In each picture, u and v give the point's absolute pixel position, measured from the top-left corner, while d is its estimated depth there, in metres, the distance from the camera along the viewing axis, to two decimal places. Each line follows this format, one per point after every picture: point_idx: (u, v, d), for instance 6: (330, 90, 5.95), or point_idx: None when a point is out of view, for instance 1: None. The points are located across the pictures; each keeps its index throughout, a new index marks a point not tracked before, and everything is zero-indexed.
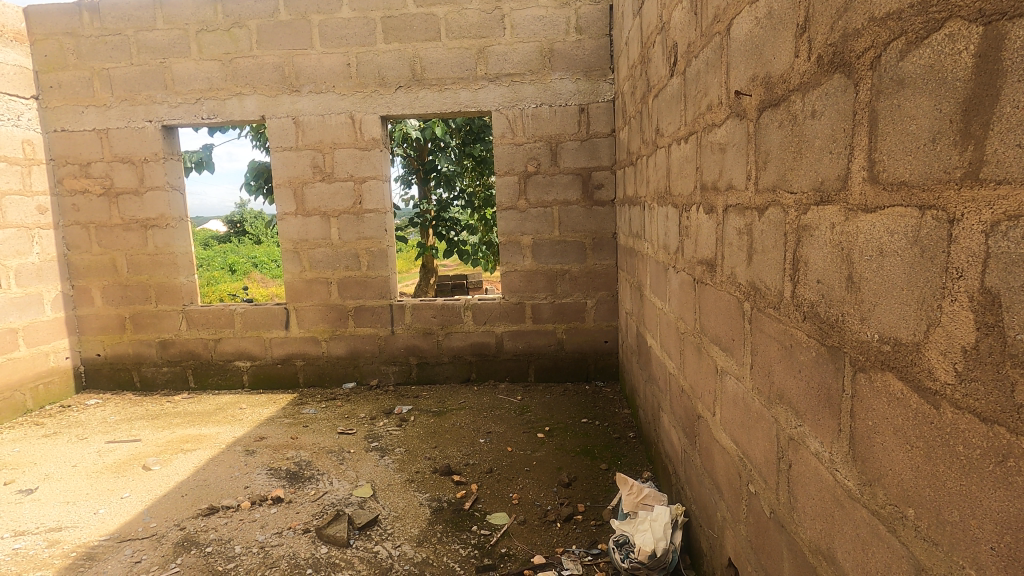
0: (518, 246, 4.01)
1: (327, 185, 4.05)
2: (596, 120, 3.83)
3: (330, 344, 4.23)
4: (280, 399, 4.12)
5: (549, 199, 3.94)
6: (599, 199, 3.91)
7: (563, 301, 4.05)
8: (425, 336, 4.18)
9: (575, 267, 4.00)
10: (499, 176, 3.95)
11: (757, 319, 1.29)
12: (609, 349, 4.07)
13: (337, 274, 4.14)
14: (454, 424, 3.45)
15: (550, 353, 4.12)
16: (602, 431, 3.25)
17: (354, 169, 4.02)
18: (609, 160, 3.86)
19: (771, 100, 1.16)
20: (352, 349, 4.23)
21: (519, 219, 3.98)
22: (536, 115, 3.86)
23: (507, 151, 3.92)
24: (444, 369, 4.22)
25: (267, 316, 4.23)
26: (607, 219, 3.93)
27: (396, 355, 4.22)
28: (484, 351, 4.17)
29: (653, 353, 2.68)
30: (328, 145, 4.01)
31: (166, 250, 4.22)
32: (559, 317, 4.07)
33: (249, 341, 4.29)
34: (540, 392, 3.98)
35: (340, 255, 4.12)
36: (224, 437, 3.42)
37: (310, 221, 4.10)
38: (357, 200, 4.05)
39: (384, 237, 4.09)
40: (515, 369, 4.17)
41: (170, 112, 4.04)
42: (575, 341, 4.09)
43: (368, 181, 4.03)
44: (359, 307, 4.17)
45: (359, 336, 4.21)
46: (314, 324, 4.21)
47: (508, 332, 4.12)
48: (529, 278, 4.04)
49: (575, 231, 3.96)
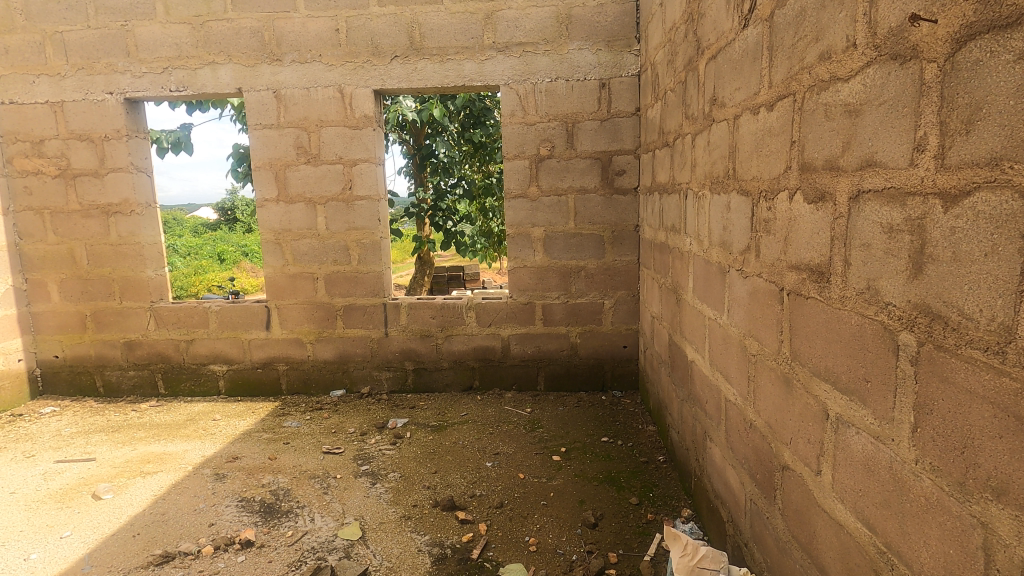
0: (528, 239, 3.57)
1: (313, 168, 3.59)
2: (619, 98, 3.37)
3: (317, 347, 3.79)
4: (260, 408, 3.68)
5: (564, 187, 3.49)
6: (620, 186, 3.47)
7: (577, 301, 3.62)
8: (423, 339, 3.74)
9: (592, 264, 3.57)
10: (508, 160, 3.50)
11: (931, 360, 0.87)
12: (628, 355, 3.66)
13: (324, 269, 3.69)
14: (456, 442, 3.03)
15: (562, 359, 3.70)
16: (627, 453, 2.84)
17: (343, 150, 3.56)
18: (632, 142, 3.41)
19: (998, 20, 0.72)
20: (341, 353, 3.79)
21: (530, 208, 3.54)
22: (551, 91, 3.40)
23: (517, 131, 3.47)
24: (444, 376, 3.78)
25: (246, 315, 3.79)
26: (629, 210, 3.49)
27: (390, 360, 3.78)
28: (489, 356, 3.74)
29: (695, 369, 2.27)
30: (314, 123, 3.54)
31: (131, 240, 3.75)
32: (573, 319, 3.64)
33: (226, 343, 3.83)
34: (552, 403, 3.56)
35: (327, 248, 3.67)
36: (191, 456, 2.97)
37: (294, 209, 3.64)
38: (346, 186, 3.60)
39: (378, 228, 3.64)
40: (523, 376, 3.74)
41: (133, 83, 3.55)
42: (591, 346, 3.67)
43: (359, 165, 3.57)
44: (349, 305, 3.72)
45: (348, 338, 3.77)
46: (299, 324, 3.77)
47: (515, 335, 3.69)
48: (541, 275, 3.60)
49: (593, 223, 3.52)
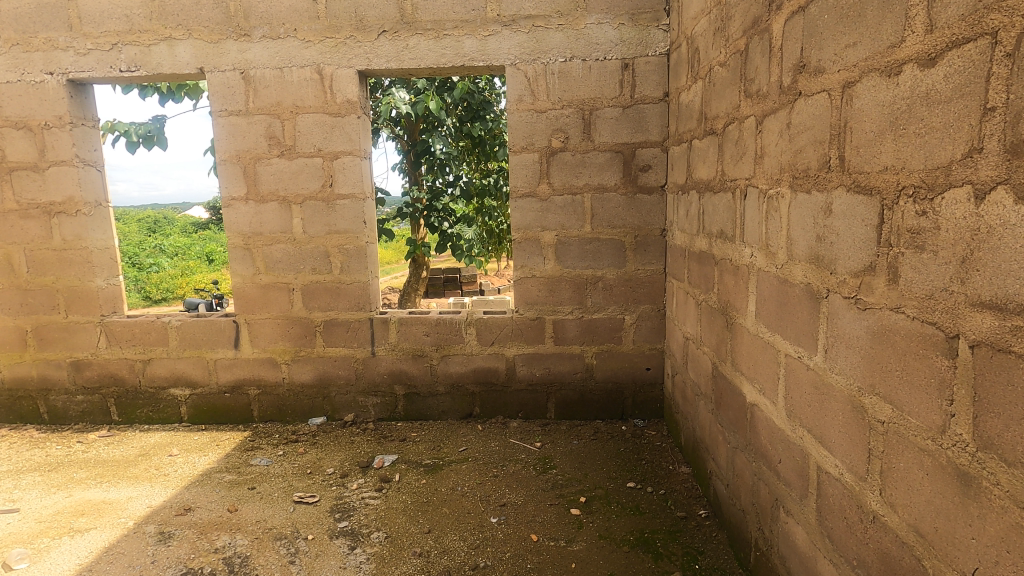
0: (537, 245, 3.08)
1: (287, 162, 3.09)
2: (645, 80, 2.89)
3: (293, 368, 3.30)
4: (226, 439, 3.18)
5: (579, 184, 3.01)
6: (644, 184, 2.99)
7: (593, 317, 3.14)
8: (415, 359, 3.25)
9: (611, 273, 3.09)
10: (515, 153, 3.02)
11: None
12: (651, 379, 3.18)
13: (301, 279, 3.20)
14: (453, 489, 2.55)
15: (576, 383, 3.22)
16: (661, 504, 2.36)
17: (322, 140, 3.06)
18: (659, 133, 2.93)
19: None
20: (321, 375, 3.30)
21: (540, 209, 3.05)
22: (565, 72, 2.92)
23: (526, 120, 2.98)
24: (439, 402, 3.29)
25: (211, 331, 3.29)
26: (654, 212, 3.01)
27: (378, 383, 3.29)
28: (491, 379, 3.25)
29: (757, 415, 1.79)
30: (288, 110, 3.04)
31: (77, 245, 3.24)
32: (589, 337, 3.16)
33: (188, 363, 3.33)
34: (564, 435, 3.08)
35: (304, 255, 3.18)
36: (135, 508, 2.47)
37: (266, 209, 3.14)
38: (326, 183, 3.10)
39: (363, 231, 3.14)
40: (531, 403, 3.26)
41: (76, 62, 3.05)
42: (608, 368, 3.19)
43: (341, 158, 3.07)
44: (329, 321, 3.23)
45: (329, 359, 3.27)
46: (272, 342, 3.27)
47: (522, 355, 3.21)
48: (551, 286, 3.12)
49: (612, 227, 3.04)
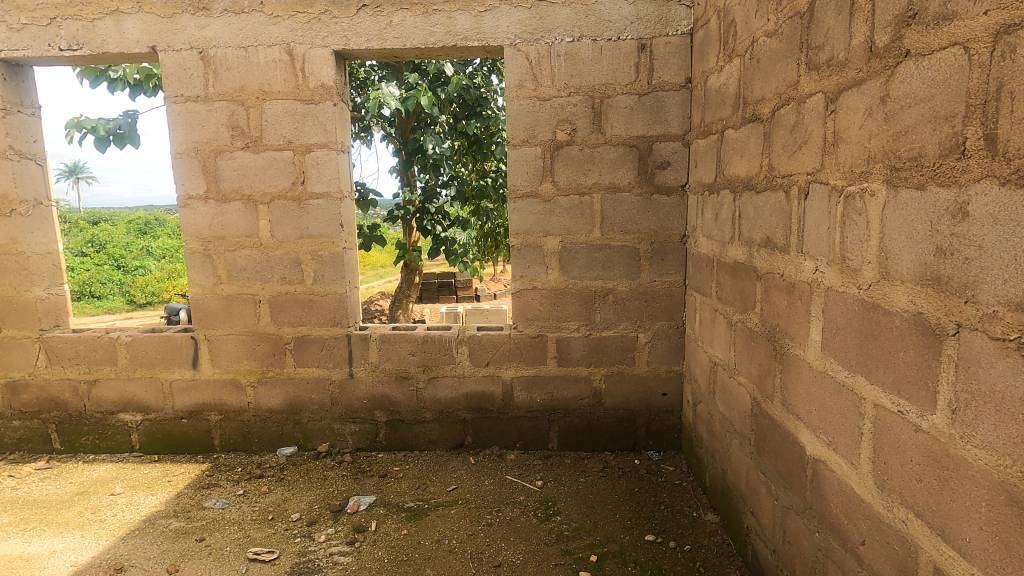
0: (539, 252, 2.70)
1: (252, 155, 2.69)
2: (664, 64, 2.52)
3: (259, 391, 2.89)
4: (180, 474, 2.77)
5: (587, 183, 2.63)
6: (662, 184, 2.61)
7: (602, 335, 2.75)
8: (399, 382, 2.85)
9: (623, 285, 2.70)
10: (514, 147, 2.63)
11: None
12: (667, 405, 2.80)
13: (268, 290, 2.80)
14: (440, 542, 2.15)
15: (582, 411, 2.83)
16: (688, 566, 1.97)
17: (292, 131, 2.66)
18: (680, 124, 2.56)
19: None
20: (292, 399, 2.89)
21: (543, 211, 2.67)
22: (572, 55, 2.54)
23: (527, 109, 2.60)
24: (426, 431, 2.90)
25: (166, 348, 2.88)
26: (673, 215, 2.63)
27: (356, 409, 2.89)
28: (485, 404, 2.85)
29: (823, 476, 1.40)
30: (253, 95, 2.64)
31: (11, 249, 2.83)
32: (597, 358, 2.77)
33: (139, 385, 2.92)
34: (569, 471, 2.69)
35: (272, 263, 2.78)
36: (57, 567, 2.05)
37: (228, 210, 2.74)
38: (297, 181, 2.70)
39: (340, 236, 2.75)
40: (531, 432, 2.87)
41: (7, 39, 2.64)
42: (619, 393, 2.80)
43: (314, 151, 2.68)
44: (301, 337, 2.83)
45: (300, 380, 2.87)
46: (235, 361, 2.87)
47: (520, 378, 2.81)
48: (555, 300, 2.73)
49: (625, 232, 2.65)
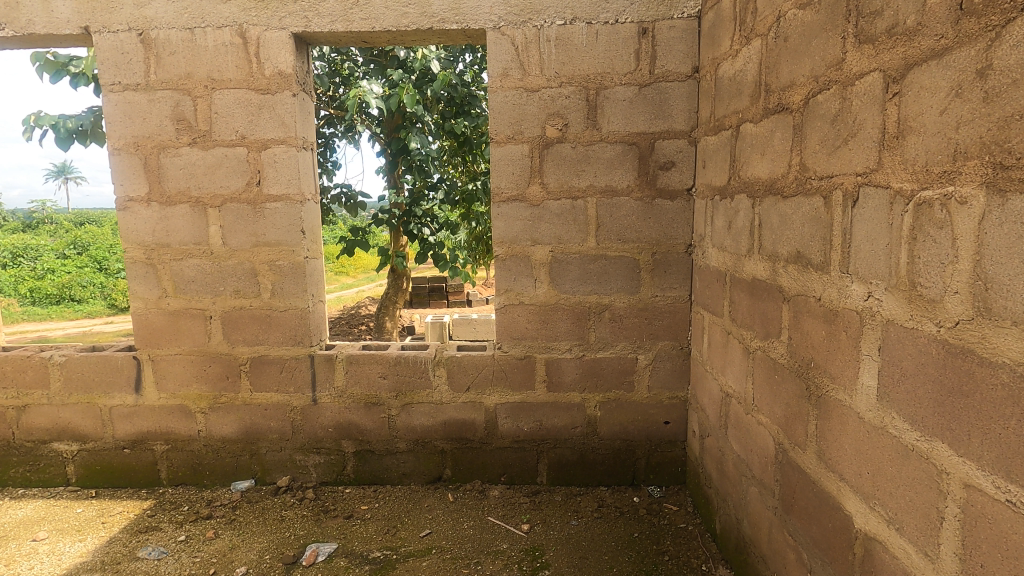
0: (525, 263, 2.39)
1: (200, 152, 2.36)
2: (668, 51, 2.22)
3: (211, 418, 2.57)
4: (118, 514, 2.43)
5: (581, 186, 2.32)
6: (665, 187, 2.31)
7: (597, 357, 2.45)
8: (369, 409, 2.54)
9: (621, 301, 2.40)
10: (498, 144, 2.33)
11: None
12: (670, 435, 2.50)
13: (220, 305, 2.48)
14: None
15: (574, 441, 2.52)
16: None
17: (245, 124, 2.34)
18: (686, 119, 2.26)
19: None
20: (248, 428, 2.57)
21: (530, 217, 2.36)
22: (564, 40, 2.24)
23: (512, 101, 2.29)
24: (400, 463, 2.58)
25: (105, 370, 2.55)
26: (678, 222, 2.32)
27: (321, 439, 2.57)
28: (466, 434, 2.54)
29: (880, 561, 1.10)
30: (201, 84, 2.32)
31: None
32: (591, 382, 2.47)
33: (75, 411, 2.59)
34: (559, 511, 2.38)
35: (224, 274, 2.45)
36: None
37: (173, 214, 2.41)
38: (252, 181, 2.38)
39: (301, 244, 2.43)
40: (517, 465, 2.55)
41: None
42: (616, 421, 2.49)
43: (271, 148, 2.36)
44: (257, 358, 2.51)
45: (257, 406, 2.55)
46: (183, 385, 2.54)
47: (505, 404, 2.50)
48: (543, 317, 2.42)
49: (623, 241, 2.35)
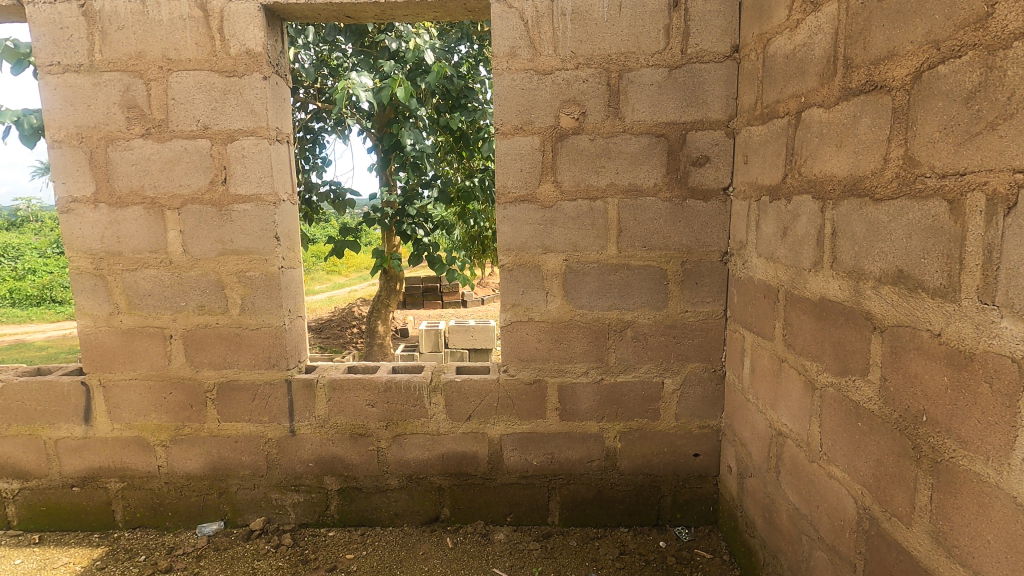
0: (535, 274, 2.07)
1: (155, 145, 2.02)
2: (703, 27, 1.90)
3: (174, 452, 2.23)
4: (62, 566, 2.09)
5: (600, 185, 2.00)
6: (698, 186, 1.99)
7: (618, 381, 2.13)
8: (355, 440, 2.21)
9: (645, 317, 2.08)
10: (503, 137, 2.00)
11: None
12: (699, 470, 2.19)
13: (181, 322, 2.14)
14: None
15: (591, 476, 2.21)
16: None
17: (207, 112, 2.00)
18: (723, 107, 1.94)
19: None
20: (216, 462, 2.23)
21: (541, 220, 2.03)
22: (581, 14, 1.92)
23: (521, 86, 1.97)
24: (391, 502, 2.25)
25: (49, 398, 2.20)
26: (712, 226, 2.01)
27: (300, 475, 2.24)
28: (467, 468, 2.22)
29: None
30: (155, 65, 1.97)
31: None
32: (610, 410, 2.15)
33: (15, 444, 2.24)
34: (575, 560, 2.07)
35: (185, 287, 2.11)
36: None
37: (124, 217, 2.07)
38: (216, 179, 2.04)
39: (274, 252, 2.09)
40: (525, 503, 2.24)
41: None
42: (639, 454, 2.18)
43: (238, 140, 2.01)
44: (226, 384, 2.17)
45: (226, 439, 2.21)
46: (140, 414, 2.20)
47: (512, 435, 2.18)
48: (556, 336, 2.10)
49: (649, 248, 2.03)
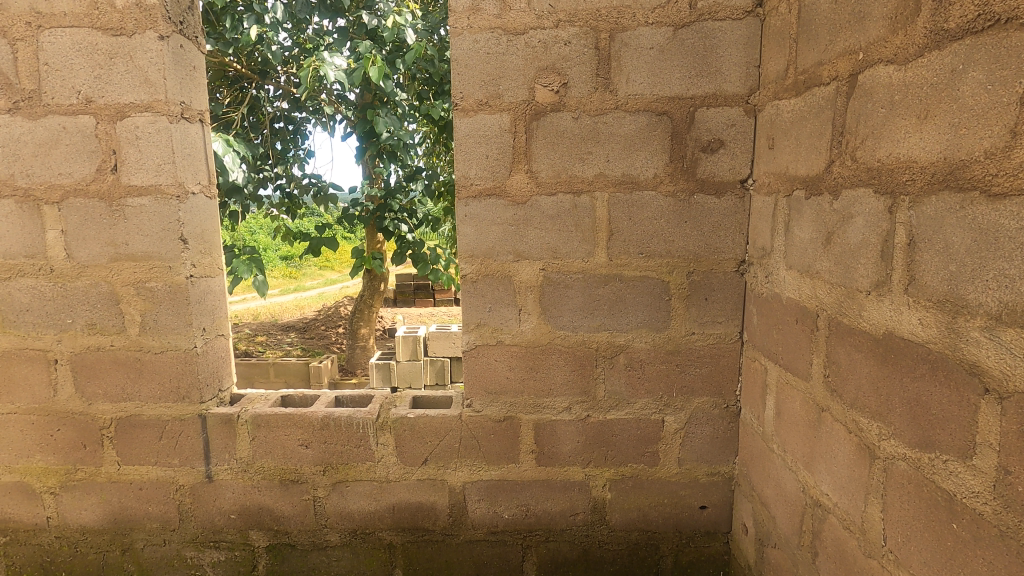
0: (505, 286, 1.66)
1: (26, 124, 1.60)
2: None
3: (66, 501, 1.82)
4: None
5: (585, 176, 1.59)
6: (709, 177, 1.58)
7: (607, 419, 1.72)
8: (286, 488, 1.81)
9: (641, 340, 1.67)
10: (464, 114, 1.58)
11: None
12: (707, 526, 1.79)
13: (67, 344, 1.73)
14: None
15: (574, 532, 1.81)
16: None
17: (90, 81, 1.58)
18: (742, 77, 1.53)
19: None
20: (118, 514, 1.83)
21: (512, 219, 1.62)
22: None
23: (485, 49, 1.55)
24: (332, 561, 1.85)
25: None
26: (726, 229, 1.61)
27: (221, 529, 1.84)
28: (423, 522, 1.82)
29: None
30: (22, 20, 1.55)
31: None
32: (598, 453, 1.75)
33: None
34: None
35: (71, 300, 1.70)
36: None
37: None
38: (104, 166, 1.62)
39: (181, 257, 1.68)
40: (494, 564, 1.84)
41: None
42: (633, 508, 1.78)
43: (130, 117, 1.60)
44: (125, 419, 1.77)
45: (128, 485, 1.81)
46: (22, 456, 1.80)
47: (477, 483, 1.78)
48: (530, 362, 1.70)
49: (647, 256, 1.62)
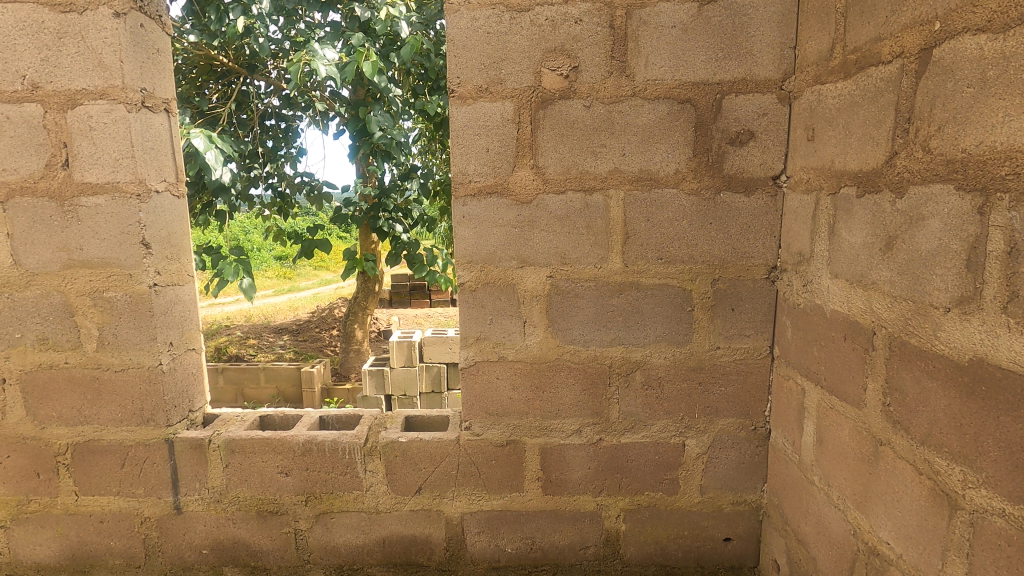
0: (508, 296, 1.48)
1: None
2: None
3: (18, 536, 1.63)
4: None
5: (598, 172, 1.41)
6: (738, 173, 1.40)
7: (622, 444, 1.55)
8: (264, 520, 1.62)
9: (660, 356, 1.50)
10: (462, 102, 1.40)
11: None
12: (731, 559, 1.62)
13: (15, 361, 1.54)
14: None
15: (585, 568, 1.63)
16: None
17: (36, 64, 1.39)
18: (776, 59, 1.35)
19: None
20: (77, 549, 1.64)
21: (516, 221, 1.44)
22: None
23: (485, 28, 1.37)
24: None
25: None
26: (755, 231, 1.43)
27: (192, 565, 1.66)
28: (417, 557, 1.64)
29: None
30: None
31: None
32: (611, 481, 1.57)
33: None
34: None
35: (19, 311, 1.51)
36: None
37: None
38: (54, 161, 1.43)
39: (144, 264, 1.49)
40: None
41: None
42: (651, 541, 1.60)
43: (83, 105, 1.41)
44: (83, 444, 1.58)
45: (88, 518, 1.62)
46: None
47: (477, 514, 1.60)
48: (536, 381, 1.52)
49: (667, 261, 1.44)
